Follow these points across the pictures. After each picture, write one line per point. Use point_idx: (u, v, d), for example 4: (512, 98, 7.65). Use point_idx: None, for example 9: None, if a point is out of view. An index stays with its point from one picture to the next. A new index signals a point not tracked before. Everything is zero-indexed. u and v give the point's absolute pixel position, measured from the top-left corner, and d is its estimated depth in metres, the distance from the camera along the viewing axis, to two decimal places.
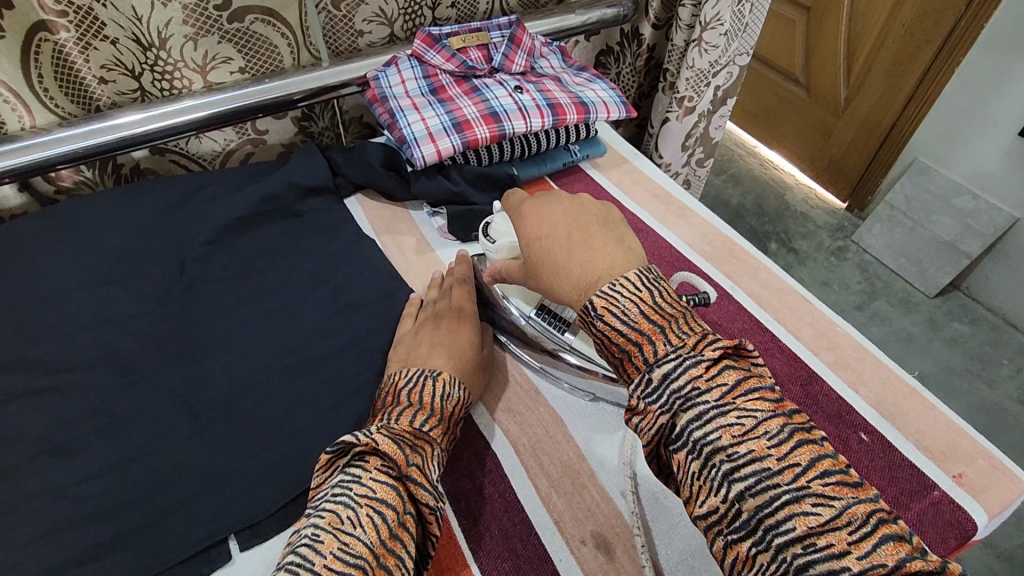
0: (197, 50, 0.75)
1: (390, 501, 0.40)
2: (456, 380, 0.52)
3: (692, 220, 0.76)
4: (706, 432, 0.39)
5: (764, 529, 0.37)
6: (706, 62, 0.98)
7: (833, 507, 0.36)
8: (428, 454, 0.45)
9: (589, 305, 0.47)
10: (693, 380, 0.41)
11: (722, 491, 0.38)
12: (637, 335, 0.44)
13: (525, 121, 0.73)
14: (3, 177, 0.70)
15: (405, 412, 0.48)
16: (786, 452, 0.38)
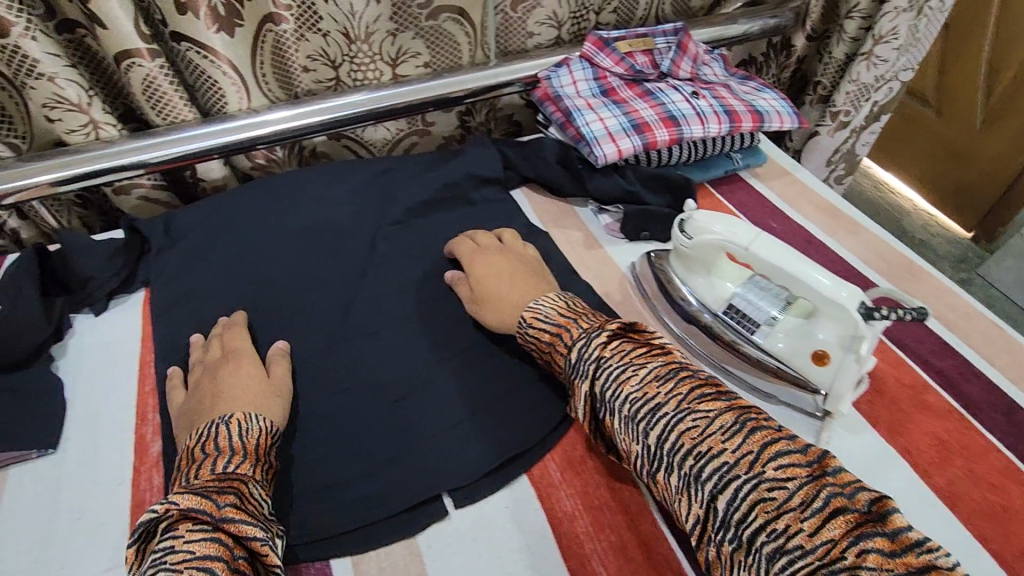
0: (394, 45, 0.81)
1: (213, 554, 0.41)
2: (252, 415, 0.52)
3: (864, 236, 0.75)
4: (612, 387, 0.49)
5: (669, 449, 0.45)
6: (872, 77, 0.96)
7: (710, 418, 0.45)
8: (243, 493, 0.46)
9: (521, 320, 0.58)
10: (598, 346, 0.51)
11: (639, 434, 0.47)
12: (556, 329, 0.55)
13: (703, 126, 0.74)
14: (217, 154, 0.78)
15: (215, 461, 0.47)
16: (672, 388, 0.47)
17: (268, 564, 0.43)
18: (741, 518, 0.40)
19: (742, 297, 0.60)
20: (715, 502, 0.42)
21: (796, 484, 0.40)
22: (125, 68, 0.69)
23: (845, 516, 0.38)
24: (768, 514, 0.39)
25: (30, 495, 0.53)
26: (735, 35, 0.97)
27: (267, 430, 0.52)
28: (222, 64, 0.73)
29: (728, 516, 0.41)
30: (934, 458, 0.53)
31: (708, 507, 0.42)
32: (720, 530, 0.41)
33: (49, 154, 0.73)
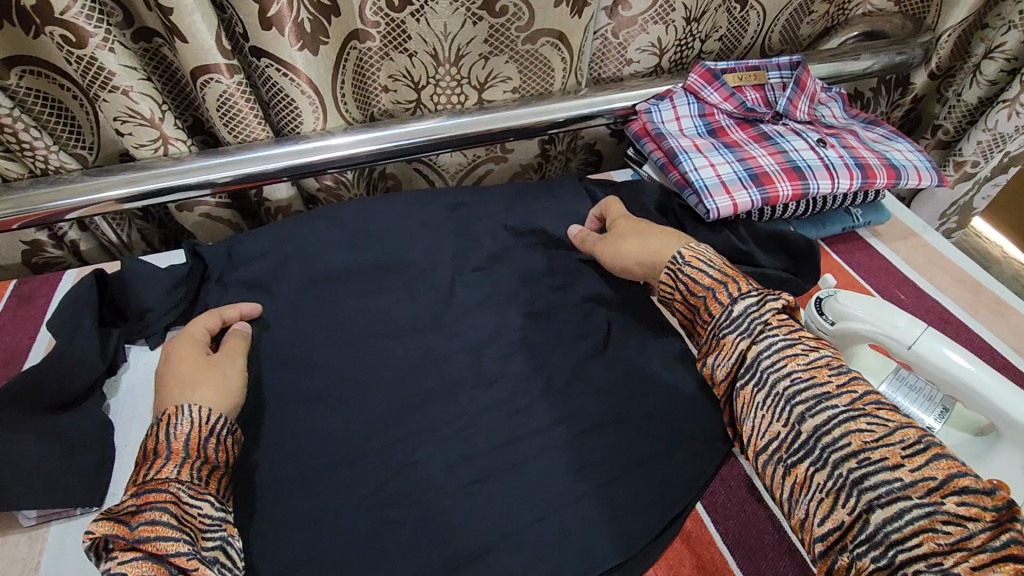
0: (485, 68, 0.75)
1: (145, 574, 0.40)
2: (184, 407, 0.49)
3: (1013, 318, 0.66)
4: (774, 361, 0.47)
5: (824, 445, 0.43)
6: (1012, 127, 0.83)
7: (888, 426, 0.42)
8: (168, 499, 0.44)
9: (678, 255, 0.57)
10: (766, 316, 0.50)
11: (791, 418, 0.45)
12: (722, 277, 0.54)
13: (833, 181, 0.65)
14: (287, 176, 0.72)
15: (151, 467, 0.46)
16: (846, 381, 0.45)
17: (199, 575, 0.41)
18: (898, 538, 0.37)
19: (887, 398, 0.50)
20: (868, 513, 0.39)
21: (977, 526, 0.36)
22: (201, 84, 0.65)
23: (1020, 566, 0.34)
24: (936, 546, 0.36)
25: (71, 561, 0.48)
26: (855, 72, 0.87)
27: (207, 419, 0.49)
28: (299, 80, 0.67)
29: (878, 533, 0.38)
30: None
31: (858, 515, 0.40)
32: (865, 543, 0.39)
33: (117, 170, 0.69)
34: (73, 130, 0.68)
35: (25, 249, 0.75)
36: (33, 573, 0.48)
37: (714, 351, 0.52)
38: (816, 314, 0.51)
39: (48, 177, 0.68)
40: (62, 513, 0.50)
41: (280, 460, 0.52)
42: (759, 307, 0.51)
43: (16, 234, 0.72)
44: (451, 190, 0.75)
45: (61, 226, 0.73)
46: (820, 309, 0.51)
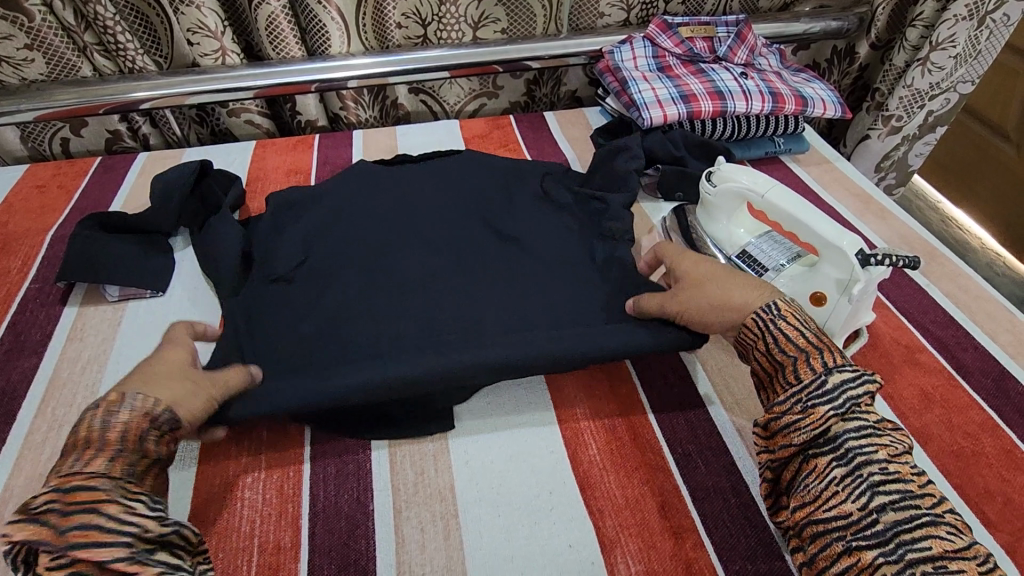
0: (478, 9, 0.93)
1: (150, 559, 0.40)
2: (125, 393, 0.45)
3: (892, 222, 0.79)
4: (863, 444, 0.42)
5: (901, 542, 0.38)
6: (926, 83, 0.98)
7: (964, 540, 0.39)
8: (97, 496, 0.40)
9: (772, 306, 0.51)
10: (860, 398, 0.45)
11: (864, 503, 0.40)
12: (820, 343, 0.48)
13: (747, 103, 0.81)
14: (314, 87, 0.91)
15: (109, 464, 0.42)
16: (927, 485, 0.42)
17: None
18: None
19: (755, 246, 0.66)
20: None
21: None
22: (255, 5, 0.83)
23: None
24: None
25: (143, 322, 0.65)
26: (797, 33, 1.03)
27: (147, 406, 0.45)
28: (330, 8, 0.86)
29: None
30: (915, 405, 0.58)
31: None
32: None
33: (185, 71, 0.88)
34: (154, 40, 0.88)
35: (108, 137, 0.95)
36: (116, 326, 0.65)
37: (792, 412, 0.45)
38: (706, 183, 0.67)
39: (132, 74, 0.87)
40: (136, 295, 0.68)
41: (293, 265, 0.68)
42: (858, 383, 0.45)
43: (103, 121, 0.92)
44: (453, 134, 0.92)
45: (135, 119, 0.93)
46: (709, 179, 0.67)
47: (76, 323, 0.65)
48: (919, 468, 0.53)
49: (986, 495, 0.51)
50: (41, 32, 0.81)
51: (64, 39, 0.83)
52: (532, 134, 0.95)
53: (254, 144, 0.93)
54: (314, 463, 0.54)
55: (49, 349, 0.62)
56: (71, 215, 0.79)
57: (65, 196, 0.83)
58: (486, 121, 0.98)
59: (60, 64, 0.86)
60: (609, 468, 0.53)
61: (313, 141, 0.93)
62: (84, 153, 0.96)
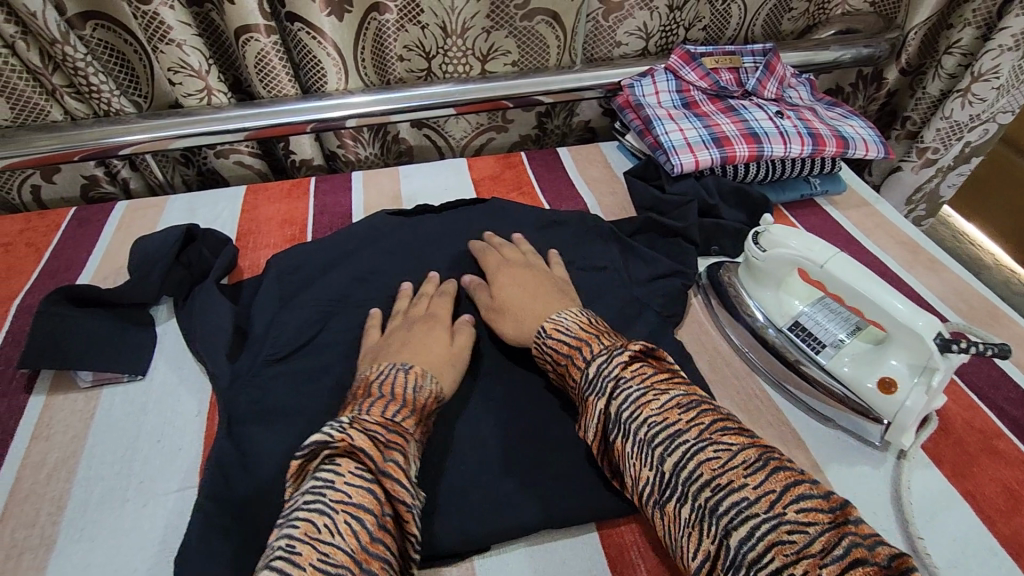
0: (487, 42, 0.86)
1: (368, 503, 0.40)
2: (425, 373, 0.52)
3: (945, 275, 0.72)
4: (631, 409, 0.43)
5: (683, 480, 0.40)
6: (966, 116, 0.92)
7: (732, 452, 0.39)
8: (406, 449, 0.45)
9: (541, 330, 0.55)
10: (616, 368, 0.46)
11: (653, 459, 0.41)
12: (576, 342, 0.51)
13: (785, 146, 0.74)
14: (308, 127, 0.83)
15: (376, 406, 0.47)
16: (695, 415, 0.42)
17: (409, 526, 0.42)
18: (755, 559, 0.34)
19: (808, 316, 0.59)
20: (726, 539, 0.36)
21: (818, 531, 0.35)
22: (242, 42, 0.76)
23: (866, 569, 0.32)
24: (787, 559, 0.34)
25: (119, 414, 0.57)
26: (825, 61, 0.97)
27: (404, 380, 0.51)
28: (327, 45, 0.79)
29: (740, 557, 0.35)
30: (1002, 506, 0.51)
31: (719, 542, 0.36)
32: (730, 569, 0.35)
33: (166, 114, 0.80)
34: (131, 79, 0.80)
35: (84, 183, 0.87)
36: (88, 420, 0.57)
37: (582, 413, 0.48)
38: (753, 245, 0.60)
39: (108, 117, 0.79)
40: (113, 379, 0.60)
41: (290, 343, 0.61)
42: (614, 356, 0.48)
43: (78, 168, 0.84)
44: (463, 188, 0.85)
45: (114, 164, 0.85)
46: (757, 241, 0.60)
47: (43, 417, 0.57)
48: None
49: None
50: (5, 75, 0.74)
51: (31, 82, 0.75)
52: (546, 175, 0.88)
53: (244, 190, 0.85)
54: None
55: (10, 453, 0.54)
56: (40, 281, 0.71)
57: (35, 255, 0.74)
58: (497, 159, 0.91)
59: (27, 109, 0.78)
60: None
61: (309, 186, 0.86)
62: (58, 201, 0.88)
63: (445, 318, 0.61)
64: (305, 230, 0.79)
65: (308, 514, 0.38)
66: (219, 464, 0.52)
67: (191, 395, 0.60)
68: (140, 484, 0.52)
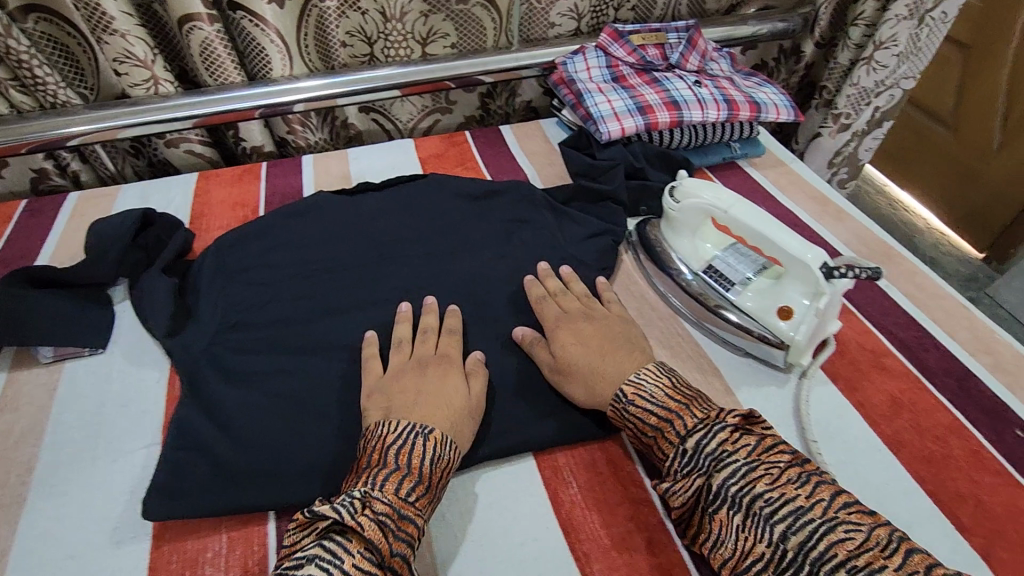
0: (425, 25, 0.90)
1: None
2: (432, 430, 0.50)
3: (849, 223, 0.80)
4: (740, 484, 0.44)
5: (812, 562, 0.40)
6: (872, 82, 1.00)
7: (864, 531, 0.41)
8: (414, 536, 0.45)
9: (620, 393, 0.53)
10: (719, 442, 0.47)
11: (772, 538, 0.42)
12: (666, 413, 0.50)
13: (703, 111, 0.80)
14: (258, 111, 0.86)
15: (390, 478, 0.46)
16: (813, 490, 0.43)
17: None
18: None
19: (721, 260, 0.66)
20: None
21: None
22: (186, 30, 0.78)
23: None
24: None
25: (82, 384, 0.60)
26: (745, 35, 1.04)
27: (423, 456, 0.48)
28: (271, 33, 0.82)
29: None
30: (886, 411, 0.58)
31: None
32: None
33: (114, 104, 0.82)
34: (77, 71, 0.82)
35: (33, 176, 0.88)
36: (51, 392, 0.60)
37: (672, 480, 0.48)
38: (669, 199, 0.67)
39: (55, 109, 0.80)
40: (74, 354, 0.63)
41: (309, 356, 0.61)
42: (727, 433, 0.47)
43: (26, 161, 0.85)
44: (409, 166, 0.90)
45: (64, 156, 0.87)
46: (673, 195, 0.66)
47: (6, 392, 0.60)
48: (892, 476, 0.53)
49: (959, 500, 0.52)
50: None
51: None
52: (489, 151, 0.93)
53: (195, 176, 0.87)
54: (280, 527, 0.51)
55: None
56: None
57: None
58: (441, 138, 0.96)
59: None
60: (592, 507, 0.52)
61: (260, 170, 0.89)
62: (7, 195, 0.89)
63: (428, 334, 0.62)
64: (256, 211, 0.82)
65: None
66: (183, 421, 0.56)
67: (152, 364, 0.63)
68: (106, 445, 0.56)
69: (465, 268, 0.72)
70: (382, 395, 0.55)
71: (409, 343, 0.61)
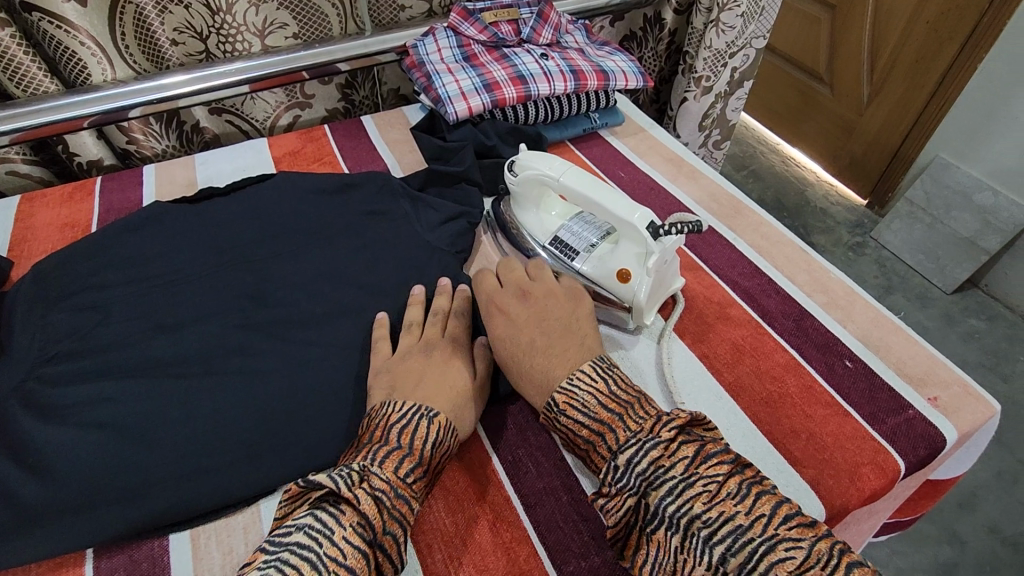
0: (258, 16, 0.85)
1: (358, 570, 0.39)
2: (424, 410, 0.50)
3: (702, 181, 0.82)
4: (676, 503, 0.40)
5: None
6: (724, 43, 1.03)
7: (804, 547, 0.37)
8: (406, 516, 0.44)
9: (552, 402, 0.49)
10: (656, 458, 0.42)
11: (708, 559, 0.38)
12: (598, 426, 0.46)
13: (549, 84, 0.81)
14: (82, 123, 0.79)
15: (391, 456, 0.46)
16: (752, 505, 0.39)
17: None
18: None
19: (566, 230, 0.66)
20: None
21: None
22: None
23: None
24: None
25: None
26: (601, 6, 1.05)
27: (425, 438, 0.48)
28: (80, 36, 0.75)
29: None
30: (728, 359, 0.60)
31: None
32: None
33: None
34: None
35: None
36: None
37: (603, 500, 0.44)
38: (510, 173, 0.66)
39: None
40: None
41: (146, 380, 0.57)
42: (665, 446, 0.43)
43: None
44: (260, 166, 0.85)
45: None
46: (513, 169, 0.66)
47: None
48: (731, 422, 0.55)
49: (793, 436, 0.54)
50: None
51: None
52: (348, 143, 0.90)
53: (18, 200, 0.80)
54: (98, 568, 0.49)
55: None
56: None
57: None
58: (298, 134, 0.92)
59: None
60: (438, 496, 0.51)
61: (95, 186, 0.82)
62: None
63: (437, 316, 0.61)
64: (87, 229, 0.76)
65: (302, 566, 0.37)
66: None
67: None
68: None
69: (314, 267, 0.69)
70: (388, 373, 0.55)
71: (420, 327, 0.61)
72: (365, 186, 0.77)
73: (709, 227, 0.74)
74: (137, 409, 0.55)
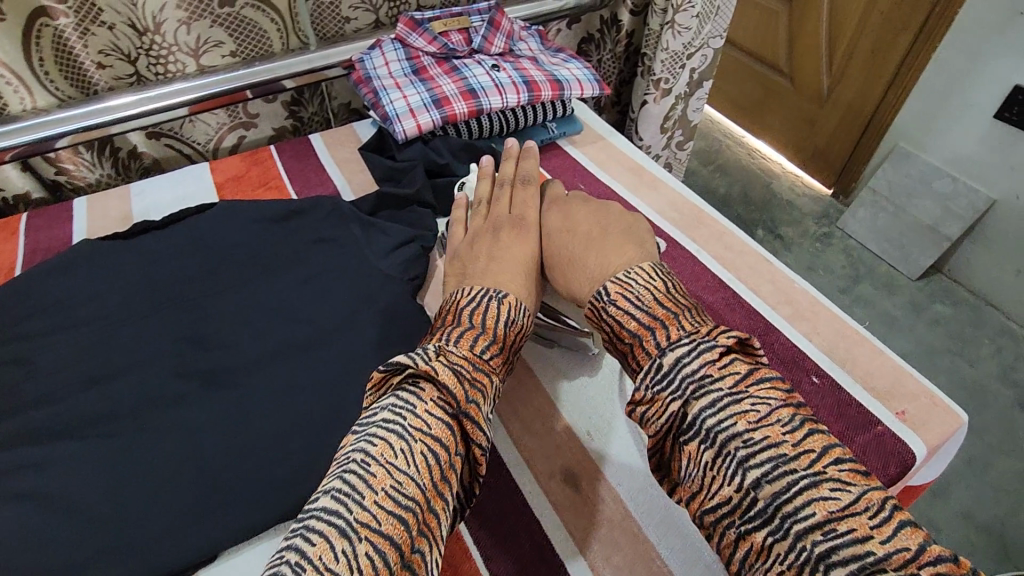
0: (190, 34, 0.80)
1: (444, 439, 0.42)
2: (497, 293, 0.53)
3: (663, 190, 0.80)
4: (720, 418, 0.39)
5: (784, 517, 0.36)
6: (680, 44, 1.01)
7: (851, 492, 0.35)
8: (488, 388, 0.47)
9: (603, 291, 0.50)
10: (706, 369, 0.41)
11: (734, 480, 0.38)
12: (649, 320, 0.46)
13: (501, 97, 0.78)
14: (6, 156, 0.74)
15: (466, 335, 0.49)
16: (801, 438, 0.38)
17: (477, 470, 0.44)
18: None
19: None
20: None
21: None
22: None
23: None
24: None
25: None
26: (553, 10, 1.02)
27: (498, 318, 0.51)
28: None
29: None
30: None
31: None
32: None
33: None
34: None
35: None
36: None
37: (642, 401, 0.44)
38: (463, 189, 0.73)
39: None
40: None
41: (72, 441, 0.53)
42: (719, 353, 0.42)
43: None
44: (202, 194, 0.80)
45: None
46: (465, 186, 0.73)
47: None
48: None
49: None
50: None
51: None
52: (296, 165, 0.85)
53: None
54: None
55: None
56: None
57: None
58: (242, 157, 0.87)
59: None
60: None
61: (19, 224, 0.77)
62: None
63: (490, 204, 0.68)
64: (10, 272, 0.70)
65: (395, 434, 0.41)
66: None
67: None
68: None
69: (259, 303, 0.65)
70: (459, 264, 0.61)
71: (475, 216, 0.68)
72: (312, 212, 0.73)
73: (672, 241, 0.72)
74: (64, 475, 0.51)
